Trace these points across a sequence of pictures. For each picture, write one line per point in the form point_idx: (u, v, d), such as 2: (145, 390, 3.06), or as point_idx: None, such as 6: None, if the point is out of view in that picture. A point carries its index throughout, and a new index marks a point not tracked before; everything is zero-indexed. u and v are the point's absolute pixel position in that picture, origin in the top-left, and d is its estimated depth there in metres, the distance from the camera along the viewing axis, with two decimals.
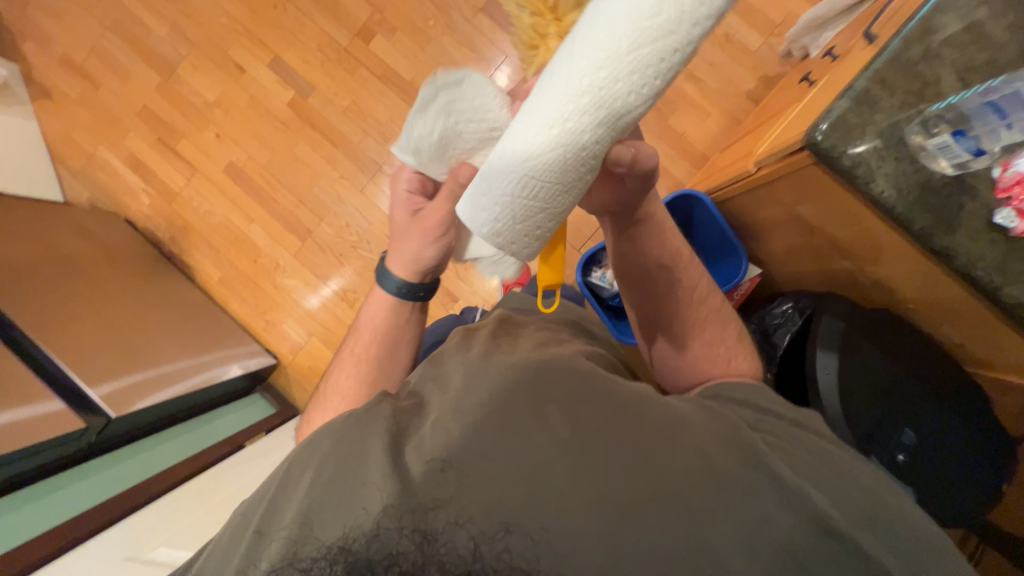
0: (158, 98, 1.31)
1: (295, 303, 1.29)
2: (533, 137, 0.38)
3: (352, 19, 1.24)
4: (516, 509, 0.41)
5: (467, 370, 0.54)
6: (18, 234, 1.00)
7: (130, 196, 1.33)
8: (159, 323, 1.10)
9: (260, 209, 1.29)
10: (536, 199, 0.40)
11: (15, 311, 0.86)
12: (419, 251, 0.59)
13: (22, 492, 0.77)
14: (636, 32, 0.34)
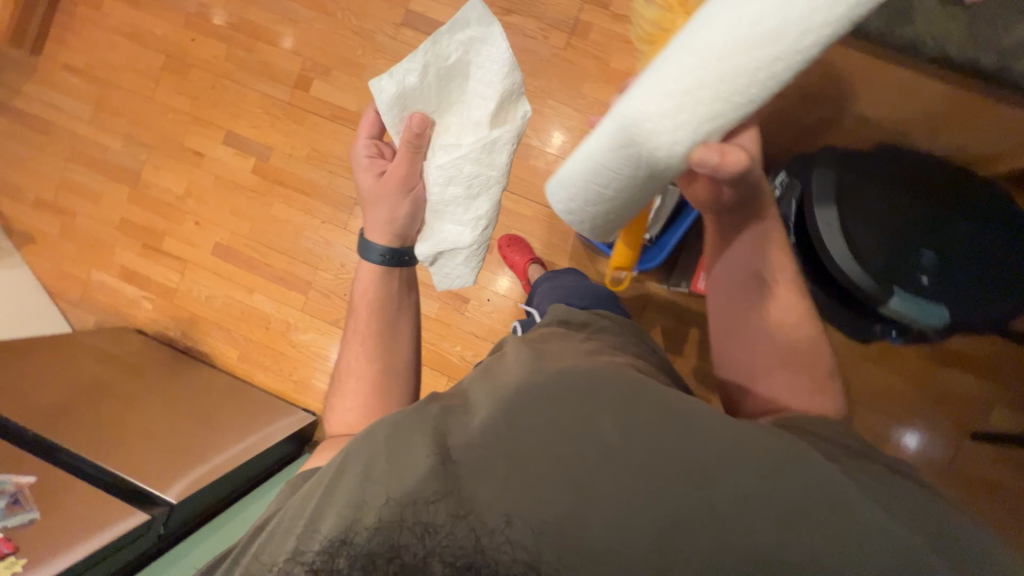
0: (132, 206, 1.35)
1: (317, 355, 1.30)
2: (602, 148, 0.51)
3: (288, 74, 1.29)
4: (526, 501, 0.38)
5: (514, 363, 0.49)
6: (62, 372, 1.07)
7: (133, 306, 1.36)
8: (219, 413, 1.12)
9: (257, 278, 1.31)
10: (603, 194, 0.54)
11: (80, 445, 0.93)
12: (392, 206, 0.73)
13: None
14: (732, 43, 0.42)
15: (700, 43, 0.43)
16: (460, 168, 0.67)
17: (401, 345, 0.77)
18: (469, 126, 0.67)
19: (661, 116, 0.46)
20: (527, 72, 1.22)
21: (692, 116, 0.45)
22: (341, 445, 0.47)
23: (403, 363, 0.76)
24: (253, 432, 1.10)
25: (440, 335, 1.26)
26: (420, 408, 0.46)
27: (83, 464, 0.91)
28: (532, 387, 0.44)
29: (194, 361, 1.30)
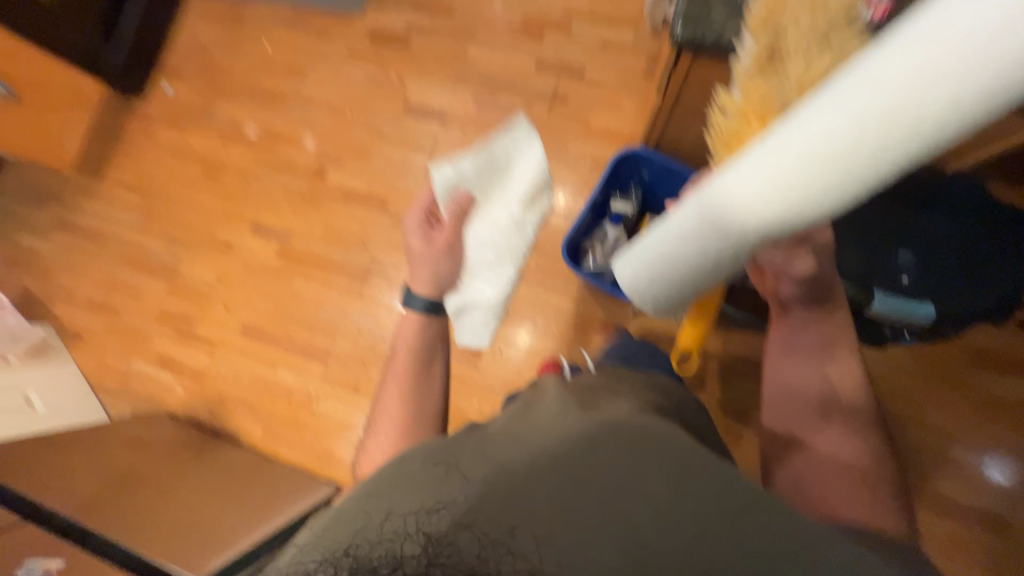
0: (170, 297, 1.47)
1: (339, 424, 1.31)
2: (682, 225, 0.45)
3: (307, 167, 1.46)
4: (536, 509, 0.37)
5: (554, 406, 0.52)
6: (96, 461, 1.11)
7: (166, 391, 1.43)
8: (241, 493, 1.12)
9: (280, 352, 1.38)
10: (672, 269, 0.49)
11: (111, 529, 0.94)
12: (438, 261, 0.84)
13: None
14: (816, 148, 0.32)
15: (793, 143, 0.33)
16: (495, 238, 0.87)
17: (433, 391, 0.77)
18: (506, 206, 0.87)
19: (743, 210, 0.37)
20: None
21: (806, 210, 0.34)
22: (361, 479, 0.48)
23: (433, 408, 0.75)
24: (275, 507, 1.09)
25: (456, 392, 1.27)
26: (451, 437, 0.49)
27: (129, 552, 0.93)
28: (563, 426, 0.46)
29: (220, 440, 1.33)
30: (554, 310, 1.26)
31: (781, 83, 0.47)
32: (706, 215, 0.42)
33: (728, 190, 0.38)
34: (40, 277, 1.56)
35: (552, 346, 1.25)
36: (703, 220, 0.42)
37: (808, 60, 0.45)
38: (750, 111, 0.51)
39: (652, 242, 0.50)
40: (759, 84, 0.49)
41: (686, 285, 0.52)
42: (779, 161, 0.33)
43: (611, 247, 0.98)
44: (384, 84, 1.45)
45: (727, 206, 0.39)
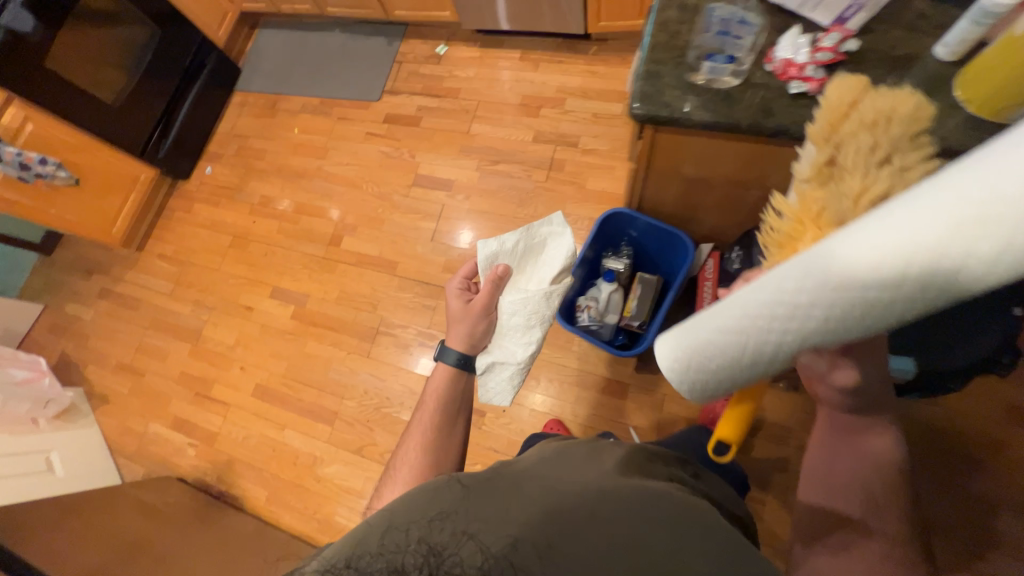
0: (191, 360, 1.55)
1: (341, 488, 1.29)
2: (737, 308, 0.33)
3: (324, 235, 1.57)
4: (530, 529, 0.40)
5: (586, 452, 0.52)
6: (96, 529, 1.11)
7: (178, 454, 1.45)
8: (234, 566, 1.08)
9: (289, 413, 1.40)
10: (712, 364, 0.36)
11: None
12: (474, 324, 0.86)
13: None
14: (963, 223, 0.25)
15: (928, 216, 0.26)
16: (524, 306, 0.87)
17: (452, 450, 0.76)
18: (537, 278, 0.89)
19: (837, 287, 0.29)
20: (516, 203, 1.43)
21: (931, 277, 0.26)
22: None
23: (448, 466, 0.74)
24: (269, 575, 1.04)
25: None
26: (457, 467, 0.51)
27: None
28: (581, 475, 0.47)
29: (224, 506, 1.32)
30: (557, 368, 1.25)
31: (841, 190, 0.38)
32: (780, 297, 0.31)
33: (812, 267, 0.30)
34: (79, 342, 1.68)
35: (556, 406, 1.23)
36: (774, 304, 0.31)
37: (867, 176, 0.37)
38: (805, 217, 0.41)
39: (685, 330, 0.37)
40: (816, 196, 0.40)
41: (716, 388, 0.39)
42: (893, 235, 0.26)
43: (606, 304, 0.99)
44: (396, 159, 1.59)
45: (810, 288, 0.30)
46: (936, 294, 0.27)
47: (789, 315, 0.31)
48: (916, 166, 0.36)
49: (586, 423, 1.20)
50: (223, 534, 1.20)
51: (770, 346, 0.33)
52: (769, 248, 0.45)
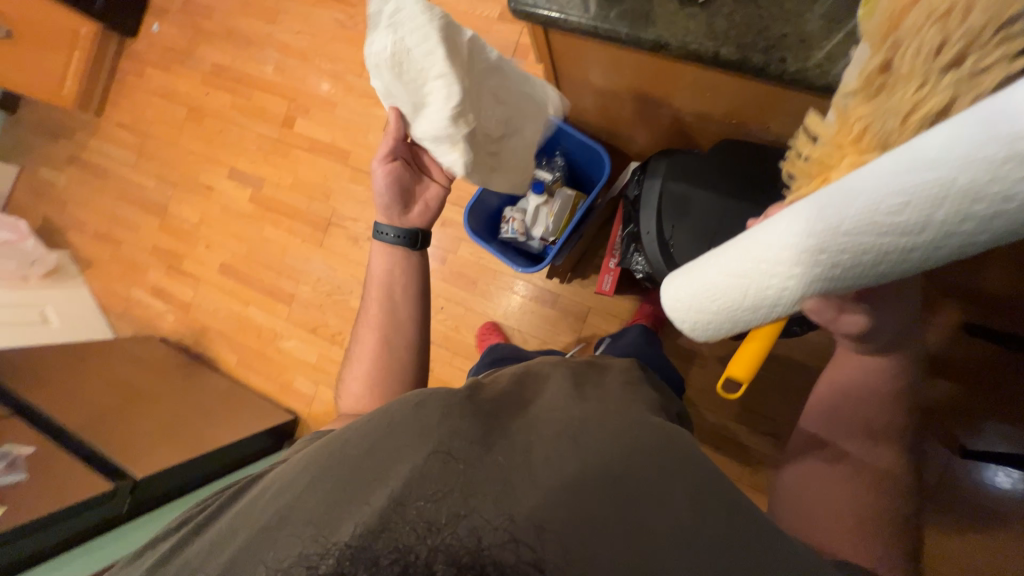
0: (162, 234, 1.61)
1: (299, 361, 1.45)
2: (769, 242, 0.35)
3: (277, 115, 1.50)
4: (534, 505, 0.39)
5: (547, 402, 0.51)
6: (88, 369, 1.28)
7: (160, 318, 1.61)
8: (205, 417, 1.28)
9: (252, 292, 1.50)
10: (716, 304, 0.41)
11: (90, 431, 1.11)
12: (391, 190, 0.77)
13: (74, 549, 0.98)
14: (870, 210, 0.29)
15: (849, 192, 0.30)
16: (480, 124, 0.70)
17: (410, 328, 0.77)
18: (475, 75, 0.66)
19: (865, 216, 0.30)
20: None
21: (850, 251, 0.31)
22: (340, 436, 0.49)
23: (405, 341, 0.77)
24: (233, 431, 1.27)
25: None
26: (452, 410, 0.46)
27: (92, 449, 1.08)
28: (550, 424, 0.47)
29: (201, 364, 1.50)
30: (496, 273, 1.28)
31: (889, 105, 0.31)
32: (813, 227, 0.32)
33: (837, 192, 0.31)
34: (58, 207, 1.74)
35: (492, 308, 1.28)
36: (808, 236, 0.33)
37: (920, 87, 0.29)
38: (841, 140, 0.34)
39: (706, 263, 0.42)
40: (859, 112, 0.33)
41: (739, 325, 0.43)
42: (925, 171, 0.27)
43: (532, 218, 0.96)
44: (350, 30, 1.43)
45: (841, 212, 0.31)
46: (917, 251, 0.29)
47: (819, 255, 0.33)
48: (993, 64, 0.27)
49: (516, 326, 1.26)
50: (198, 387, 1.39)
51: (784, 288, 0.36)
52: (800, 177, 0.39)
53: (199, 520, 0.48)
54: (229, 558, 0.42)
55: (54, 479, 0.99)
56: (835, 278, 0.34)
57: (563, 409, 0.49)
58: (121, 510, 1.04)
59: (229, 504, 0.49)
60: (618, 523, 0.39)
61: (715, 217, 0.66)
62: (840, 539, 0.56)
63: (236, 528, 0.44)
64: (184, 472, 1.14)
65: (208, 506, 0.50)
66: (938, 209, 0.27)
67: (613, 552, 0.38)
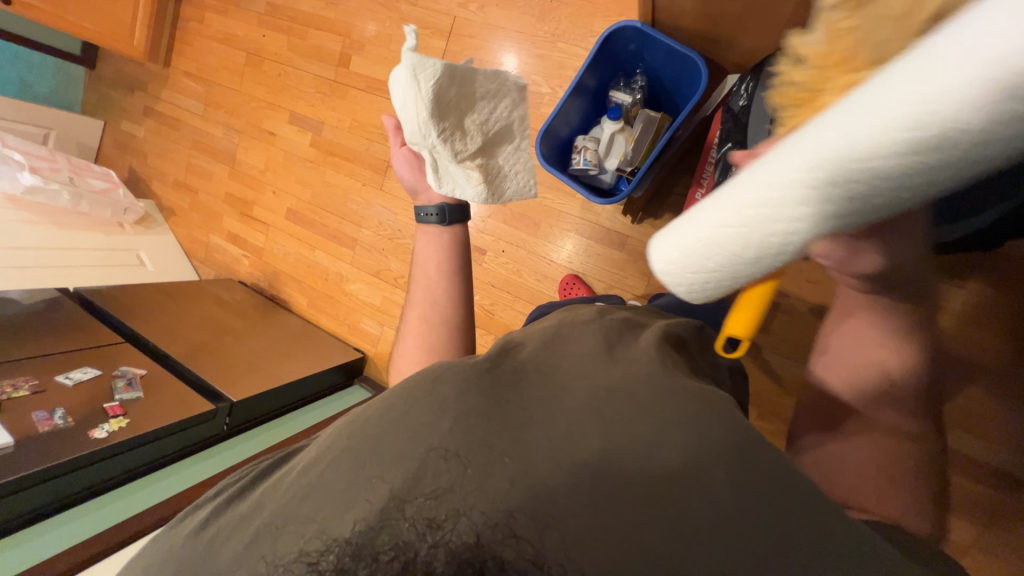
0: (233, 182, 1.68)
1: (364, 303, 1.50)
2: (778, 181, 0.28)
3: (333, 54, 1.45)
4: (541, 495, 0.33)
5: (581, 367, 0.41)
6: (179, 306, 1.40)
7: (237, 262, 1.71)
8: (281, 353, 1.36)
9: (318, 237, 1.54)
10: (714, 262, 0.35)
11: (191, 360, 1.22)
12: (412, 173, 0.69)
13: (190, 457, 1.12)
14: (919, 117, 0.22)
15: (872, 102, 0.23)
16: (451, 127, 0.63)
17: (456, 310, 0.66)
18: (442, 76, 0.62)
19: (939, 120, 0.21)
20: (536, 16, 1.19)
21: (886, 175, 0.24)
22: (359, 413, 0.43)
23: (453, 326, 0.65)
24: (307, 367, 1.35)
25: None
26: (467, 387, 0.39)
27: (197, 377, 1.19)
28: (580, 397, 0.38)
29: (277, 305, 1.60)
30: (561, 215, 1.22)
31: (884, 9, 0.27)
32: (838, 153, 0.25)
33: (878, 106, 0.23)
34: (141, 159, 1.85)
35: (556, 251, 1.23)
36: (839, 165, 0.25)
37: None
38: (827, 60, 0.30)
39: (693, 221, 0.35)
40: (846, 22, 0.29)
41: (740, 282, 0.37)
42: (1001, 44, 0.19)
43: (605, 148, 0.89)
44: None
45: (884, 129, 0.23)
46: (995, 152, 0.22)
47: (854, 181, 0.25)
48: None
49: (581, 269, 1.21)
50: (274, 326, 1.48)
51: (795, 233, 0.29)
52: (784, 106, 0.34)
53: (227, 492, 0.44)
54: (245, 543, 0.37)
55: (165, 398, 1.09)
56: (879, 205, 0.26)
57: (589, 376, 0.40)
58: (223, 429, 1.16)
59: (255, 483, 0.44)
60: (651, 525, 0.31)
61: None
62: (857, 488, 0.51)
63: (260, 504, 0.40)
64: (261, 407, 1.23)
65: (241, 477, 0.45)
66: None
67: (646, 544, 0.31)
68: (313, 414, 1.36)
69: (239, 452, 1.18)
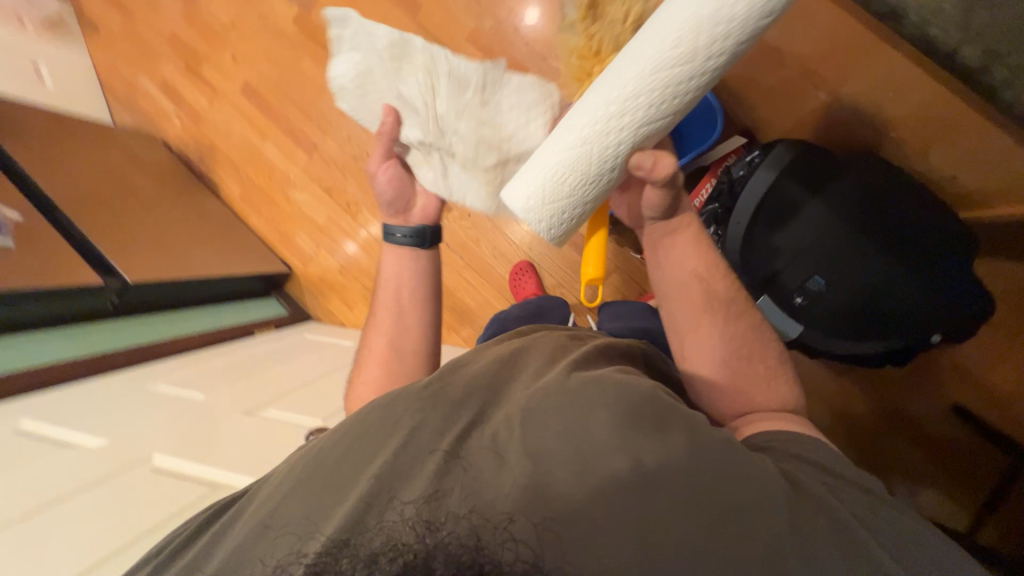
0: (184, 23, 1.41)
1: (304, 216, 1.38)
2: (595, 110, 0.49)
3: None
4: (525, 497, 0.37)
5: (523, 391, 0.48)
6: (79, 138, 1.15)
7: (165, 120, 1.47)
8: (196, 243, 1.22)
9: (272, 126, 1.37)
10: (567, 184, 0.52)
11: (78, 215, 1.01)
12: (394, 190, 0.69)
13: (58, 329, 0.94)
14: (658, 59, 0.45)
15: (632, 55, 0.47)
16: (458, 140, 0.62)
17: (414, 306, 0.72)
18: (441, 91, 0.61)
19: (653, 68, 0.46)
20: None
21: (644, 91, 0.47)
22: (315, 445, 0.47)
23: (415, 346, 0.70)
24: (223, 265, 1.23)
25: None
26: (424, 403, 0.46)
27: (84, 240, 1.00)
28: (525, 410, 0.44)
29: (202, 185, 1.42)
30: None
31: (609, 22, 0.50)
32: (625, 84, 0.47)
33: (634, 58, 0.46)
34: None
35: (521, 236, 1.22)
36: (627, 93, 0.47)
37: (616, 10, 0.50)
38: (590, 53, 0.53)
39: (547, 151, 0.52)
40: (592, 29, 0.52)
41: (587, 203, 0.54)
42: (676, 25, 0.44)
43: None
44: None
45: (638, 76, 0.46)
46: (685, 79, 0.46)
47: (638, 96, 0.47)
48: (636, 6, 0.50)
49: (537, 260, 1.22)
50: (197, 207, 1.32)
51: (609, 142, 0.49)
52: (578, 85, 0.56)
53: (170, 546, 0.43)
54: (219, 564, 0.38)
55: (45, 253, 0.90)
56: (648, 114, 0.48)
57: (526, 392, 0.47)
58: (109, 306, 1.01)
59: (202, 533, 0.43)
60: (632, 538, 0.35)
61: (815, 231, 0.62)
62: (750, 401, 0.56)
63: (228, 531, 0.41)
64: (165, 295, 1.11)
65: (182, 529, 0.45)
66: (701, 36, 0.44)
67: (624, 541, 0.35)
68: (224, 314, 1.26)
69: (132, 334, 1.04)
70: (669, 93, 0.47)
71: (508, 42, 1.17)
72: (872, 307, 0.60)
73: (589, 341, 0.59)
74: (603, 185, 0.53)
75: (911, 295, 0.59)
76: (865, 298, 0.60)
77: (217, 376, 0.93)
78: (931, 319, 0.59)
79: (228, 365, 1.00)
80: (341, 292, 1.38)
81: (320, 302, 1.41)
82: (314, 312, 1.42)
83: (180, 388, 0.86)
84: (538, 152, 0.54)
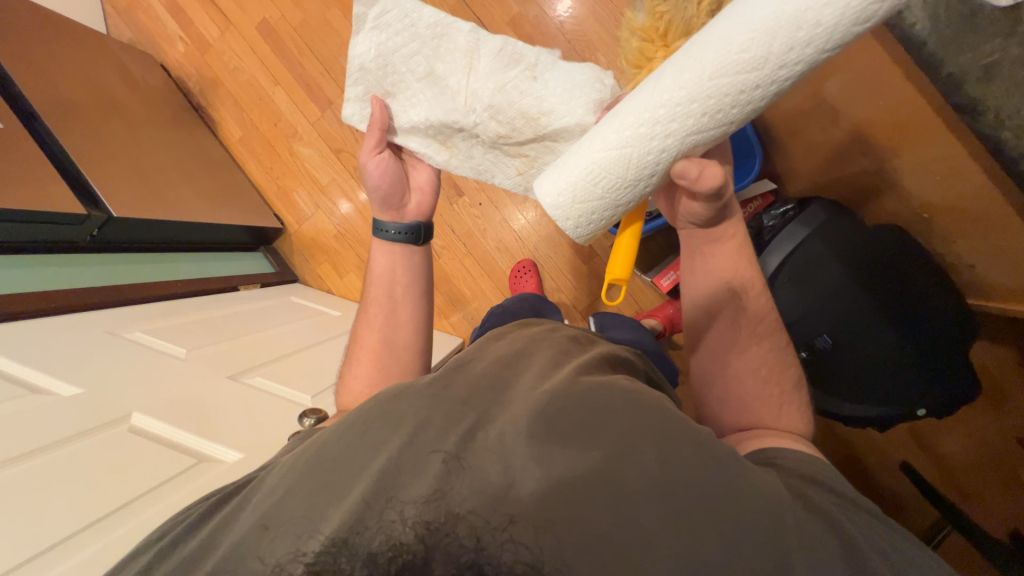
0: None
1: (306, 173, 1.32)
2: (643, 109, 0.45)
3: None
4: (530, 500, 0.34)
5: (528, 387, 0.44)
6: (70, 43, 1.04)
7: (167, 42, 1.35)
8: (187, 183, 1.14)
9: (285, 72, 1.28)
10: (600, 186, 0.49)
11: (61, 131, 0.91)
12: (388, 185, 0.65)
13: (30, 257, 0.85)
14: (721, 63, 0.41)
15: (695, 53, 0.43)
16: (486, 119, 0.59)
17: (407, 302, 0.69)
18: (479, 69, 0.58)
19: (714, 72, 0.42)
20: None
21: (699, 96, 0.43)
22: (320, 438, 0.44)
23: (408, 341, 0.68)
24: (211, 211, 1.16)
25: None
26: (427, 397, 0.42)
27: (66, 159, 0.91)
28: (533, 407, 0.40)
29: (199, 120, 1.32)
30: None
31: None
32: (680, 85, 0.43)
33: (695, 58, 0.43)
34: None
35: (528, 234, 1.21)
36: (679, 97, 0.44)
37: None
38: (654, 35, 0.49)
39: (586, 149, 0.49)
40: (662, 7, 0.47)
41: (618, 209, 0.52)
42: (750, 27, 0.40)
43: None
44: None
45: (696, 80, 0.43)
46: (747, 87, 0.42)
47: (691, 102, 0.43)
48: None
49: (540, 261, 1.21)
50: (191, 143, 1.23)
51: (653, 147, 0.46)
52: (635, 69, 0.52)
53: (170, 534, 0.41)
54: (218, 560, 0.36)
55: (17, 167, 0.81)
56: (700, 123, 0.44)
57: (530, 392, 0.43)
58: (85, 240, 0.93)
59: (206, 518, 0.41)
60: (640, 542, 0.33)
61: (838, 290, 0.64)
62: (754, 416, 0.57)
63: (226, 525, 0.39)
64: (148, 233, 1.04)
65: (188, 516, 0.43)
66: (775, 41, 0.40)
67: (637, 551, 0.33)
68: (205, 265, 1.20)
69: (107, 275, 0.97)
70: (727, 102, 0.43)
71: (549, 34, 1.13)
72: (864, 370, 0.63)
73: (598, 346, 0.56)
74: (638, 192, 0.51)
75: (914, 369, 0.61)
76: (871, 363, 0.63)
77: (199, 331, 0.89)
78: (928, 396, 0.62)
79: (209, 320, 0.95)
80: (333, 258, 1.33)
81: (309, 264, 1.36)
82: (302, 274, 1.37)
83: (155, 337, 0.82)
84: (576, 147, 0.51)
